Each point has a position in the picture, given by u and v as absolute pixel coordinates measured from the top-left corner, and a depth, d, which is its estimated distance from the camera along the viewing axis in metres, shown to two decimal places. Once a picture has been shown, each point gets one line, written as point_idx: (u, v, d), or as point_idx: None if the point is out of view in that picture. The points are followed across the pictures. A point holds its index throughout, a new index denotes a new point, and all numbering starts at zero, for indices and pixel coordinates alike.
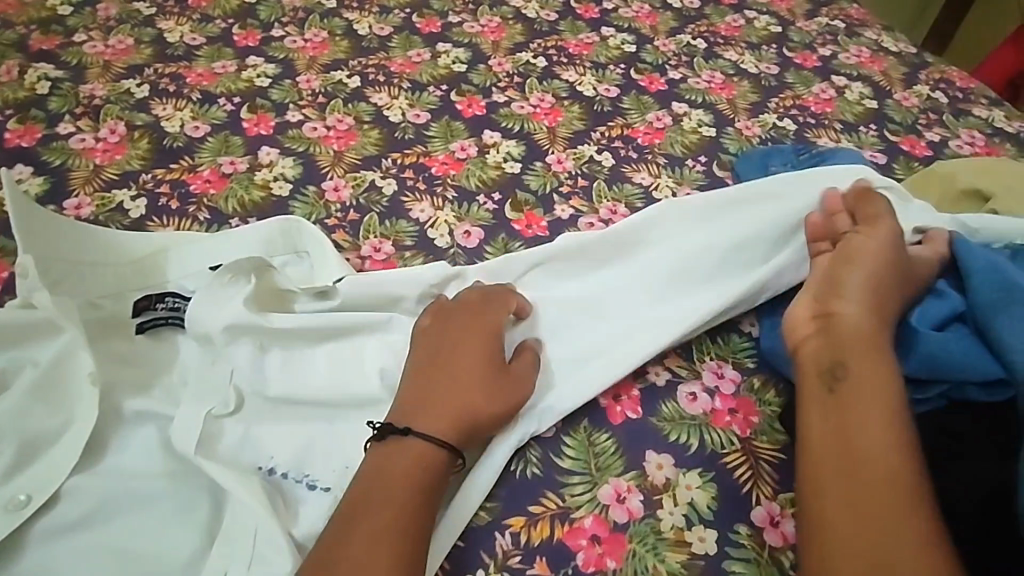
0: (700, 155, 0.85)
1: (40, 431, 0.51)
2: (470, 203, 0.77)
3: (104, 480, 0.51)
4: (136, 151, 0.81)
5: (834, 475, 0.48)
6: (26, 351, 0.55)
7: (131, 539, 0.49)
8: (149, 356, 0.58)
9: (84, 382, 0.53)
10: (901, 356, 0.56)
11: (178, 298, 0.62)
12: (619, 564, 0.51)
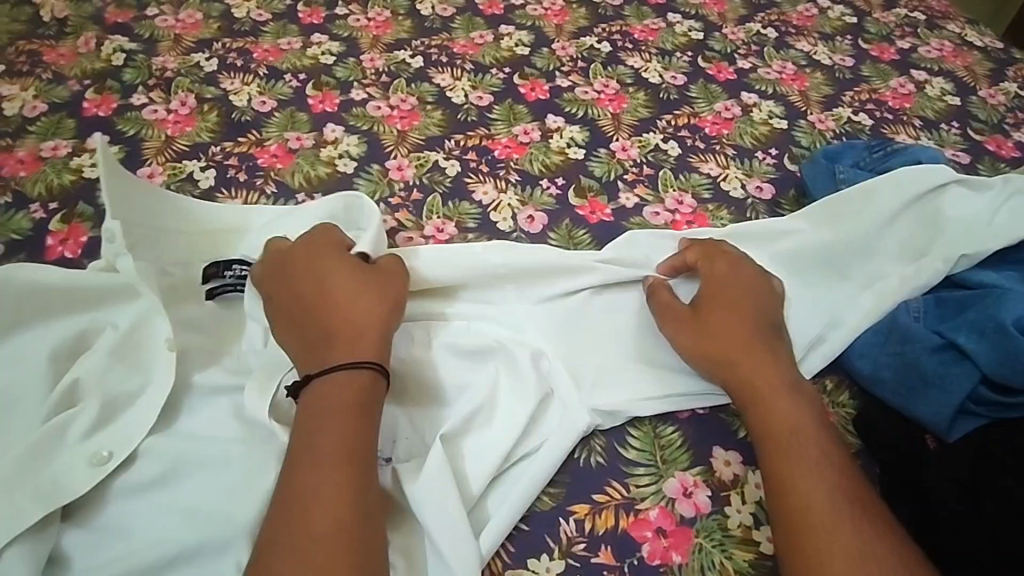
0: (770, 148, 0.83)
1: (116, 391, 0.53)
2: (534, 188, 0.77)
3: (177, 443, 0.52)
4: (206, 124, 0.82)
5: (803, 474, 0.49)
6: (106, 314, 0.56)
7: (205, 500, 0.50)
8: (222, 325, 0.60)
9: (161, 347, 0.55)
10: (992, 363, 0.54)
11: (245, 265, 0.62)
12: (684, 559, 0.50)
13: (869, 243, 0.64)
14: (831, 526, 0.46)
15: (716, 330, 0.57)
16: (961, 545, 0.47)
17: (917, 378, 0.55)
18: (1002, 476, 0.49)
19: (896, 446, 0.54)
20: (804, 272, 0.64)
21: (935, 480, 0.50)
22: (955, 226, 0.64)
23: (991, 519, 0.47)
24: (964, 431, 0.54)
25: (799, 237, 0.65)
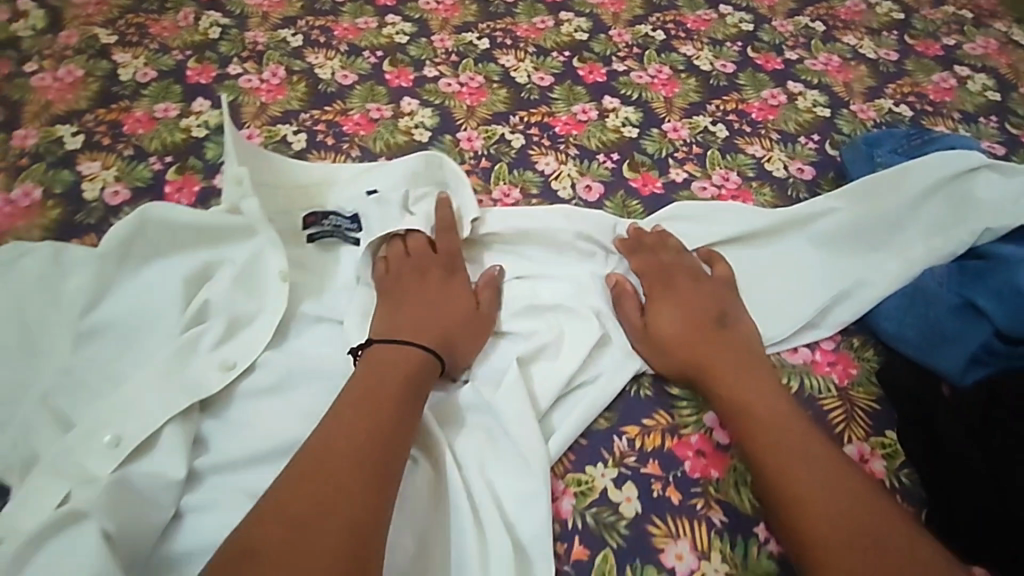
0: (813, 134, 0.88)
1: (238, 312, 0.63)
2: (591, 161, 0.84)
3: (289, 358, 0.62)
4: (296, 93, 0.91)
5: (782, 459, 0.53)
6: (227, 251, 0.67)
7: (313, 404, 0.60)
8: (320, 265, 0.70)
9: (275, 278, 0.65)
10: (1005, 317, 0.60)
11: (340, 218, 0.73)
12: (721, 475, 0.58)
13: (899, 222, 0.70)
14: (815, 498, 0.51)
15: (668, 337, 0.63)
16: (965, 476, 0.53)
17: (935, 331, 0.62)
18: (1003, 413, 0.54)
19: (911, 393, 0.60)
20: (837, 249, 0.70)
21: (945, 424, 0.56)
22: (985, 205, 0.69)
23: (993, 454, 0.53)
24: (976, 377, 0.60)
25: (834, 215, 0.71)
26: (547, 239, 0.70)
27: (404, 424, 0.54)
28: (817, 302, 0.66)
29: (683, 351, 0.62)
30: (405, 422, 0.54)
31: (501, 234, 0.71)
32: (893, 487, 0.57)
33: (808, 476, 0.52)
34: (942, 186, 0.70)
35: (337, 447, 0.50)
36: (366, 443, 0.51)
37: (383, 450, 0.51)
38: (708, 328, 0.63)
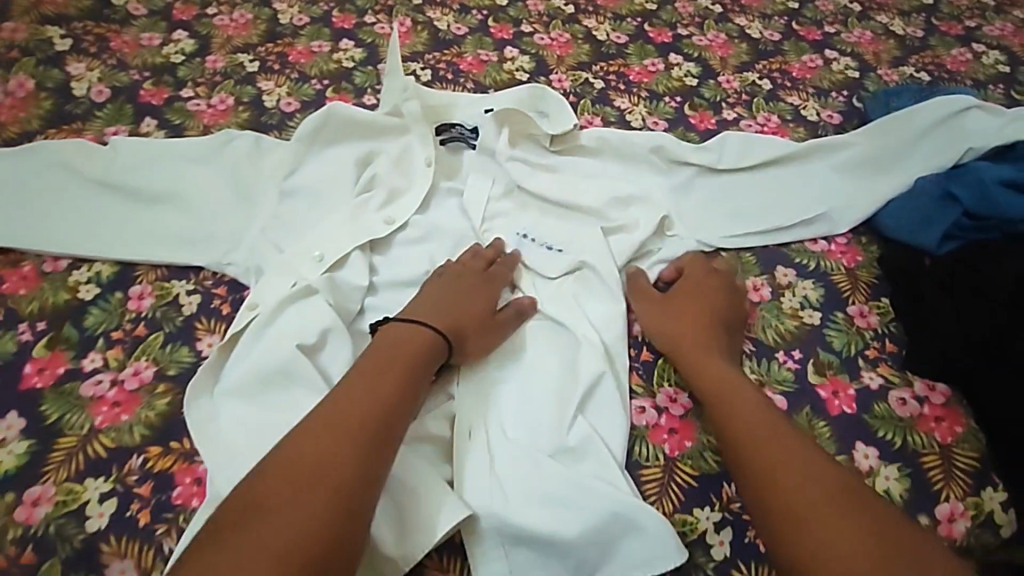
0: (843, 90, 1.07)
1: (395, 185, 0.85)
2: (659, 102, 1.04)
3: (433, 221, 0.84)
4: (420, 39, 1.11)
5: (757, 450, 0.61)
6: (385, 145, 0.90)
7: (452, 254, 0.82)
8: (451, 162, 0.92)
9: (422, 164, 0.87)
10: (973, 202, 0.79)
11: (463, 129, 0.94)
12: (753, 319, 0.77)
13: (905, 152, 0.89)
14: (771, 447, 0.61)
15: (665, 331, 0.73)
16: (936, 318, 0.73)
17: (920, 217, 0.81)
18: (964, 271, 0.75)
19: (900, 265, 0.79)
20: (854, 171, 0.89)
21: (924, 286, 0.76)
22: (973, 134, 0.87)
23: (957, 302, 0.73)
24: (949, 248, 0.79)
25: (854, 145, 0.90)
26: (626, 153, 0.91)
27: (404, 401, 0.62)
28: (833, 209, 0.86)
29: (680, 337, 0.72)
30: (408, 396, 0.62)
31: (590, 148, 0.92)
32: (883, 333, 0.76)
33: (776, 455, 0.60)
34: (942, 121, 0.88)
35: (341, 414, 0.59)
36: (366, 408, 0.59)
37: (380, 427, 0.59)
38: (709, 331, 0.72)
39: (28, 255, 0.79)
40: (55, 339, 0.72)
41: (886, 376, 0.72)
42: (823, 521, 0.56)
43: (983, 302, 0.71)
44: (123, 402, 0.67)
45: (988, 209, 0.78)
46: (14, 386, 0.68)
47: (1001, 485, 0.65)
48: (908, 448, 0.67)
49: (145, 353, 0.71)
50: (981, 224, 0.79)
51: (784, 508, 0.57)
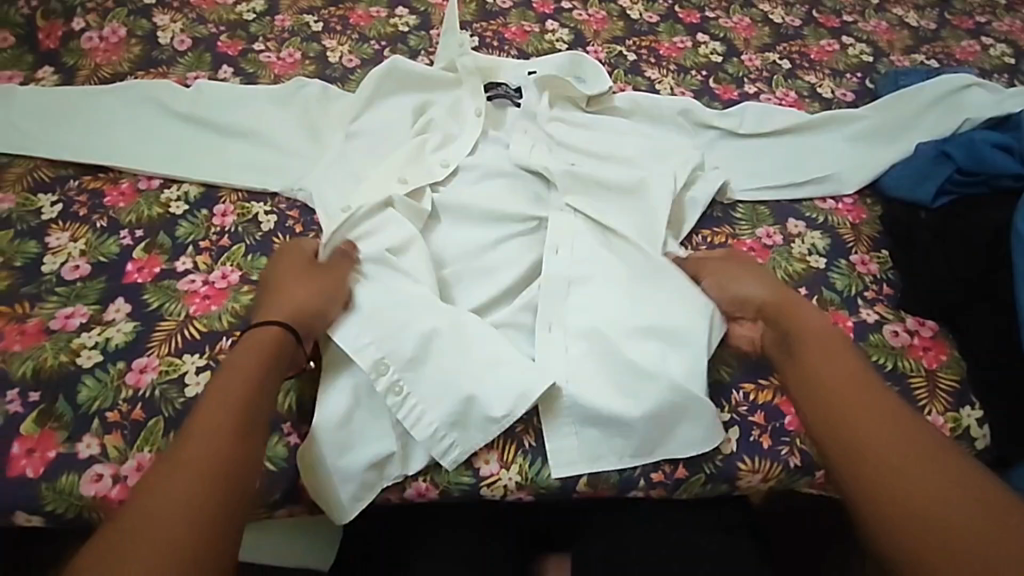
0: (857, 72, 1.16)
1: (449, 131, 0.95)
2: (686, 75, 1.13)
3: (481, 165, 0.93)
4: (469, 9, 1.21)
5: (863, 439, 0.61)
6: (439, 100, 1.00)
7: (496, 193, 0.90)
8: (496, 114, 1.00)
9: (472, 117, 0.96)
10: (964, 159, 0.87)
11: (508, 88, 1.03)
12: (765, 260, 0.87)
13: (911, 123, 0.98)
14: (874, 442, 0.61)
15: (738, 291, 0.78)
16: (927, 263, 0.82)
17: (917, 173, 0.89)
18: (953, 222, 0.84)
19: (899, 219, 0.88)
20: (863, 141, 0.98)
21: (919, 235, 0.85)
22: (969, 108, 0.98)
23: (943, 247, 0.82)
24: (943, 202, 0.87)
25: (864, 117, 0.99)
26: (658, 114, 1.00)
27: (255, 406, 0.63)
28: (843, 171, 0.95)
29: (761, 301, 0.76)
30: (252, 401, 0.63)
31: (624, 110, 1.01)
32: (881, 278, 0.85)
33: (852, 395, 0.65)
34: (943, 98, 0.98)
35: (187, 455, 0.57)
36: (211, 441, 0.58)
37: (233, 441, 0.59)
38: (831, 333, 0.71)
39: (125, 175, 0.90)
40: (151, 245, 0.83)
41: (881, 313, 0.81)
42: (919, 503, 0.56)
43: (965, 247, 0.81)
44: (213, 296, 0.78)
45: (976, 164, 0.86)
46: (119, 281, 0.78)
47: (978, 404, 0.74)
48: (897, 371, 0.76)
49: (230, 260, 0.82)
50: (970, 178, 0.87)
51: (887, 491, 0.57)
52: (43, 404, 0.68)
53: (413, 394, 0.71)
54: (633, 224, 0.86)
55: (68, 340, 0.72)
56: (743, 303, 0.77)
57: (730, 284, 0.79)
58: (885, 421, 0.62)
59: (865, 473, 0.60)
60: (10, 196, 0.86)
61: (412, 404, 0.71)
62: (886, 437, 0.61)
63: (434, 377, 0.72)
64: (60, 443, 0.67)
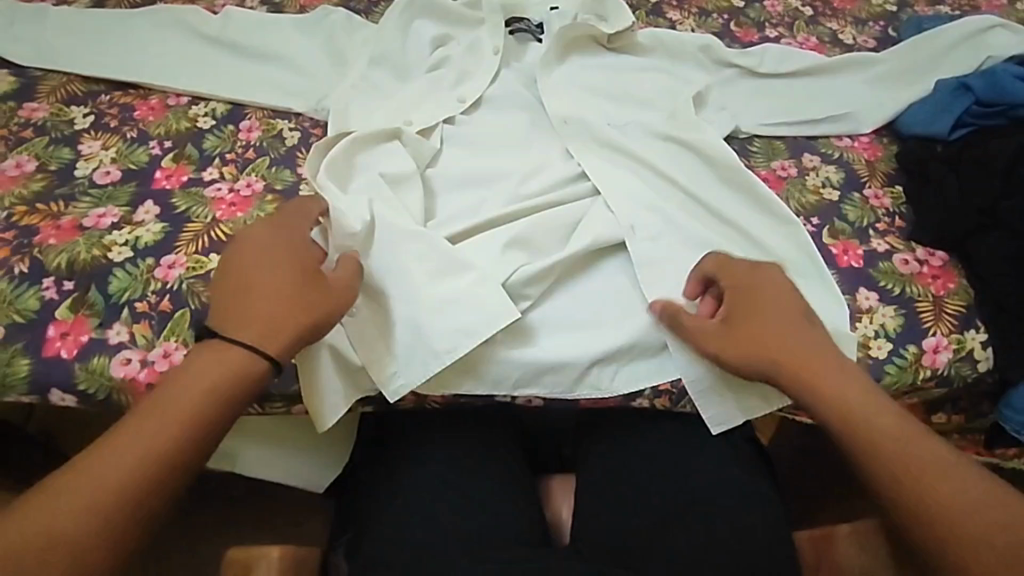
0: (881, 20, 1.14)
1: (465, 69, 0.94)
2: (708, 18, 1.12)
3: (496, 102, 0.93)
4: None
5: (894, 455, 0.61)
6: (459, 33, 0.98)
7: (510, 129, 0.91)
8: (515, 49, 0.99)
9: (490, 54, 0.95)
10: (984, 92, 0.88)
11: (530, 24, 1.01)
12: (779, 191, 0.88)
13: (933, 64, 0.98)
14: (904, 455, 0.61)
15: (748, 367, 0.68)
16: (945, 189, 0.83)
17: (936, 106, 0.90)
18: (971, 150, 0.85)
19: (917, 149, 0.88)
20: (881, 83, 0.97)
21: (936, 164, 0.85)
22: (991, 47, 0.98)
23: (962, 173, 0.83)
24: (960, 134, 0.89)
25: (887, 60, 0.98)
26: (677, 52, 0.99)
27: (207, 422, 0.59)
28: (863, 112, 0.94)
29: (782, 376, 0.67)
30: (199, 422, 0.59)
31: (643, 47, 0.99)
32: (894, 212, 0.86)
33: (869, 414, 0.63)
34: (965, 39, 0.99)
35: (107, 455, 0.56)
36: (134, 448, 0.56)
37: (156, 457, 0.56)
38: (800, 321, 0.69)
39: (153, 91, 0.92)
40: (179, 155, 0.85)
41: (893, 244, 0.83)
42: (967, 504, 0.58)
43: (984, 171, 0.82)
44: (239, 204, 0.81)
45: (996, 95, 0.88)
46: (149, 186, 0.81)
47: (983, 326, 0.78)
48: (906, 295, 0.79)
49: (255, 171, 0.84)
50: (988, 111, 0.88)
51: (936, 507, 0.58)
52: (78, 292, 0.72)
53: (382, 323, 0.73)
54: (647, 162, 0.87)
55: (100, 237, 0.76)
56: (761, 374, 0.68)
57: (742, 356, 0.69)
58: (926, 449, 0.61)
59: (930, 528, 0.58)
60: (45, 106, 0.88)
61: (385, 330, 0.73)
62: (906, 447, 0.61)
63: (448, 299, 0.74)
64: (92, 328, 0.70)
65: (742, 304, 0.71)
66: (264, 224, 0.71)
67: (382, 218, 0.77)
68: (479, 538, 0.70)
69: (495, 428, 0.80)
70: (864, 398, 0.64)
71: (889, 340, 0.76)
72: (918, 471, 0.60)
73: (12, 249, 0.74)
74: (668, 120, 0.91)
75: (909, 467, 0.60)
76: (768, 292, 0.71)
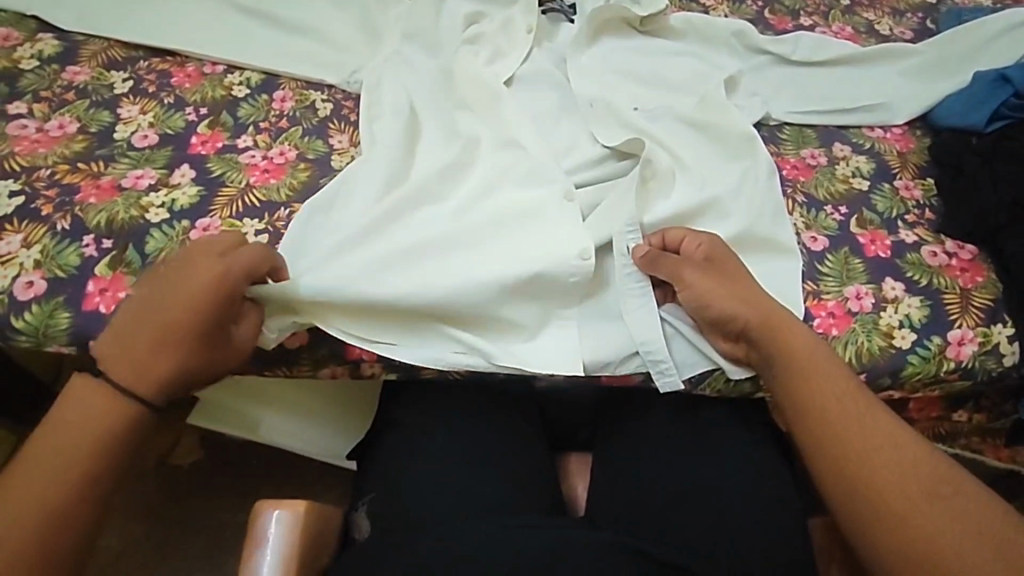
0: (920, 12, 1.12)
1: (499, 47, 0.94)
2: (742, 4, 1.11)
3: (528, 79, 0.93)
4: None
5: (855, 438, 0.63)
6: (492, 10, 0.98)
7: (538, 107, 0.91)
8: (548, 28, 0.99)
9: (523, 32, 0.95)
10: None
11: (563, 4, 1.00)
12: (807, 179, 0.87)
13: (972, 57, 0.96)
14: (868, 441, 0.63)
15: (717, 307, 0.71)
16: (977, 182, 0.82)
17: (974, 97, 0.89)
18: (1008, 145, 0.84)
19: (952, 142, 0.88)
20: (918, 74, 0.96)
21: (969, 157, 0.85)
22: None
23: (996, 166, 0.83)
24: (997, 127, 0.87)
25: (923, 52, 0.97)
26: (709, 36, 0.98)
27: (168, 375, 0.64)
28: (895, 103, 0.93)
29: (751, 320, 0.70)
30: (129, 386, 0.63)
31: (674, 30, 0.99)
32: (924, 204, 0.85)
33: (837, 401, 0.65)
34: (1004, 34, 0.97)
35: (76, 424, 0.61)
36: (79, 443, 0.61)
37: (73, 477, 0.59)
38: (781, 311, 0.71)
39: (190, 59, 0.93)
40: (214, 122, 0.87)
41: (922, 236, 0.82)
42: (932, 503, 0.59)
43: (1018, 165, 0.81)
44: (272, 171, 0.82)
45: None
46: (185, 150, 0.83)
47: (1009, 321, 0.77)
48: (932, 287, 0.79)
49: (288, 140, 0.85)
50: None
51: (896, 500, 0.59)
52: (115, 251, 0.74)
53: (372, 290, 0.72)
54: (673, 145, 0.86)
55: (137, 198, 0.78)
56: (731, 316, 0.71)
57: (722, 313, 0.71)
58: (892, 440, 0.63)
59: (849, 486, 0.61)
60: (87, 70, 0.90)
61: (373, 295, 0.72)
62: (866, 432, 0.63)
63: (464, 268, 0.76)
64: (129, 285, 0.73)
65: (715, 277, 0.73)
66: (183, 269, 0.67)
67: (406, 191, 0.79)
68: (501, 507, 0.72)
69: (514, 405, 0.81)
70: (839, 386, 0.66)
71: (913, 330, 0.76)
72: (877, 457, 0.62)
73: (54, 206, 0.77)
74: (697, 103, 0.90)
75: (869, 454, 0.62)
76: (742, 277, 0.74)
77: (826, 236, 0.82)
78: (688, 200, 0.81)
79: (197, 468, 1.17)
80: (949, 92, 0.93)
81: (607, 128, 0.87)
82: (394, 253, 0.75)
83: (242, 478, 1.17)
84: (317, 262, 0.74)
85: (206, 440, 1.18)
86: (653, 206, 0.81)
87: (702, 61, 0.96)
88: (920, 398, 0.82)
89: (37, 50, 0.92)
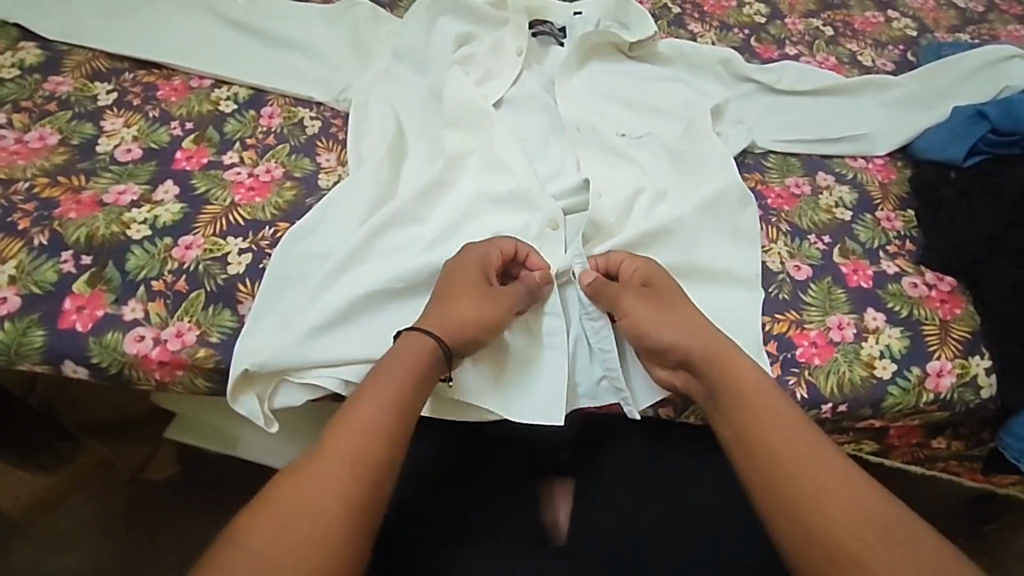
0: (900, 45, 1.15)
1: (489, 69, 0.94)
2: (728, 32, 1.12)
3: (516, 102, 0.94)
4: None
5: (798, 469, 0.61)
6: (482, 32, 0.98)
7: (526, 131, 0.91)
8: (538, 52, 1.00)
9: (513, 55, 0.96)
10: (1002, 121, 0.89)
11: (552, 27, 1.01)
12: (792, 208, 0.88)
13: (951, 92, 0.99)
14: (813, 472, 0.61)
15: (656, 335, 0.71)
16: (955, 216, 0.84)
17: (953, 131, 0.91)
18: (986, 181, 0.86)
19: (931, 175, 0.89)
20: (898, 107, 0.98)
21: (948, 192, 0.87)
22: (1010, 79, 0.99)
23: (973, 202, 0.85)
24: (974, 162, 0.90)
25: (904, 86, 0.99)
26: (696, 64, 0.99)
27: (406, 410, 0.64)
28: (876, 136, 0.95)
29: (692, 348, 0.70)
30: (388, 444, 0.62)
31: (661, 58, 1.00)
32: (905, 235, 0.87)
33: (779, 433, 0.63)
34: (981, 70, 1.00)
35: (293, 488, 0.58)
36: (371, 446, 0.61)
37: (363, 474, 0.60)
38: (724, 344, 0.70)
39: (177, 72, 0.92)
40: (200, 137, 0.86)
41: (903, 267, 0.84)
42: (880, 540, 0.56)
43: (995, 202, 0.83)
44: (258, 188, 0.81)
45: (1013, 124, 0.89)
46: (169, 165, 0.82)
47: (987, 353, 0.79)
48: (912, 318, 0.80)
49: (275, 158, 0.85)
50: (1005, 139, 0.89)
51: (844, 536, 0.57)
52: (94, 268, 0.73)
53: (347, 343, 0.71)
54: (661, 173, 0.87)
55: (119, 213, 0.77)
56: (671, 346, 0.71)
57: (666, 340, 0.71)
58: (838, 474, 0.60)
59: (810, 526, 0.58)
60: (69, 81, 0.89)
61: (348, 351, 0.71)
62: (810, 464, 0.61)
63: None
64: (108, 303, 0.71)
65: (656, 305, 0.73)
66: (474, 268, 0.73)
67: (390, 213, 0.78)
68: (497, 547, 0.72)
69: (497, 435, 0.80)
70: (780, 417, 0.65)
71: (893, 360, 0.77)
72: (821, 490, 0.59)
73: (31, 220, 0.75)
74: (683, 131, 0.91)
75: (814, 487, 0.60)
76: (686, 306, 0.74)
77: (809, 265, 0.83)
78: (672, 227, 0.82)
79: (174, 486, 1.14)
80: (929, 124, 0.95)
81: (594, 153, 0.88)
82: (380, 289, 0.74)
83: (222, 495, 1.14)
84: (300, 290, 0.73)
85: (184, 455, 1.15)
86: (639, 233, 0.81)
87: (691, 88, 0.97)
88: (899, 426, 0.83)
89: (18, 60, 0.90)
